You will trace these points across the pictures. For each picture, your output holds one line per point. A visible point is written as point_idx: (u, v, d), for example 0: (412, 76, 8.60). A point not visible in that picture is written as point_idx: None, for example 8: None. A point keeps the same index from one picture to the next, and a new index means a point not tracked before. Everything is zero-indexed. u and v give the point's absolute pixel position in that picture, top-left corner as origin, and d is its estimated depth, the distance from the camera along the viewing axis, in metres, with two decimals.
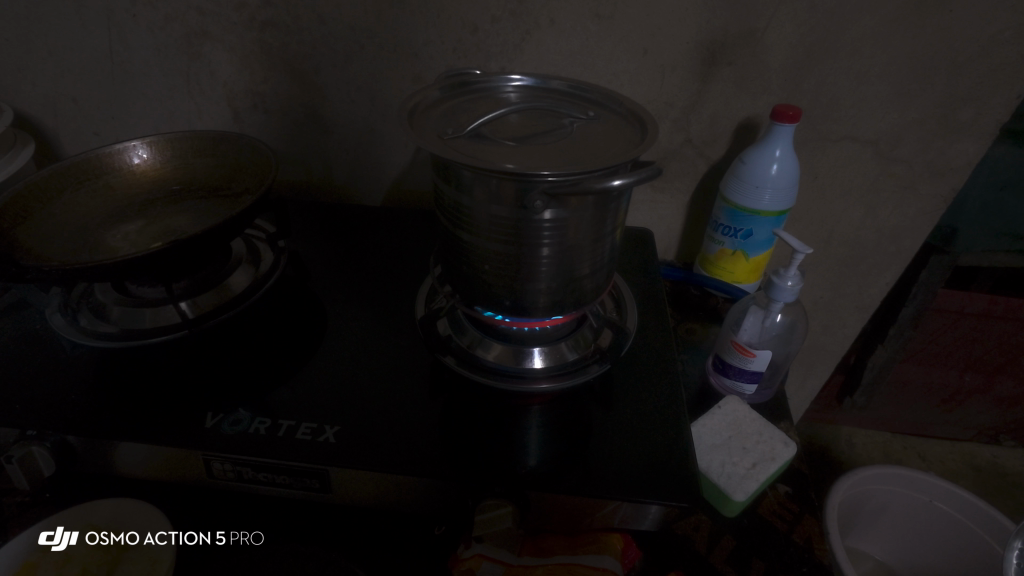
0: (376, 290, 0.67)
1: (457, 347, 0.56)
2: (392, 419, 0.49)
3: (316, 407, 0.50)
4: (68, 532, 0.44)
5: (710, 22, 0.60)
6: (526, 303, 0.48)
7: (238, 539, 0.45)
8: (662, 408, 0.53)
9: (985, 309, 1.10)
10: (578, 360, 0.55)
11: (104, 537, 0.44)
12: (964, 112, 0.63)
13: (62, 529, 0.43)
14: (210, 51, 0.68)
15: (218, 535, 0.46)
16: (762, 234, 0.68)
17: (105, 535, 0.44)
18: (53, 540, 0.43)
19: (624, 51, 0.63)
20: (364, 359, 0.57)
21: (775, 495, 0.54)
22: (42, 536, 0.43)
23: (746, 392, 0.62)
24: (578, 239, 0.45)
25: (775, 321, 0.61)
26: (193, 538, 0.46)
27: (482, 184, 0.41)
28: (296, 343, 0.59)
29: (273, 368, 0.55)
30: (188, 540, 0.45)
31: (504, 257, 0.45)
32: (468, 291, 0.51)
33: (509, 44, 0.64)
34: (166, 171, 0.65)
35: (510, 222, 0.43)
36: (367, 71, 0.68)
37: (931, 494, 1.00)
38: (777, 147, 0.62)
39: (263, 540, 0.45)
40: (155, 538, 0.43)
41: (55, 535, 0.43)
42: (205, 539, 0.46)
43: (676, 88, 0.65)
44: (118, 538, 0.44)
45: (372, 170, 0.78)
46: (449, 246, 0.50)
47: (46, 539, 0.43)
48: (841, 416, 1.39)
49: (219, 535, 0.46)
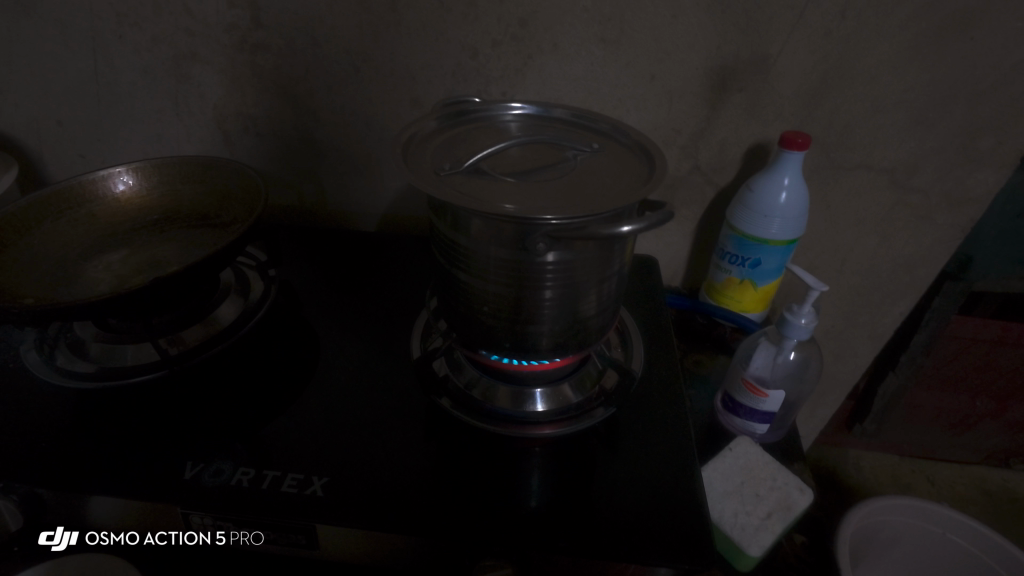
0: (371, 322, 0.64)
1: (454, 388, 0.54)
2: (388, 466, 0.47)
3: (305, 451, 0.48)
4: (67, 533, 0.45)
5: (719, 48, 0.58)
6: (527, 345, 0.46)
7: (238, 539, 0.43)
8: (672, 454, 0.50)
9: (999, 335, 1.07)
10: (583, 402, 0.53)
11: (104, 538, 0.45)
12: (985, 141, 0.60)
13: (61, 530, 0.45)
14: (200, 73, 0.66)
15: (217, 534, 0.43)
16: (771, 263, 0.65)
17: (104, 535, 0.45)
18: (53, 540, 0.45)
19: (630, 76, 0.61)
20: (356, 399, 0.54)
21: (791, 547, 0.51)
22: (41, 537, 0.45)
23: (757, 432, 0.58)
24: (582, 281, 0.43)
25: (788, 358, 0.57)
26: (193, 538, 0.44)
27: (481, 225, 0.39)
28: (284, 379, 0.56)
29: (260, 408, 0.52)
30: (188, 539, 0.44)
31: (503, 298, 0.43)
32: (467, 332, 0.48)
33: (510, 68, 0.62)
34: (152, 198, 0.62)
35: (511, 265, 0.40)
36: (363, 94, 0.66)
37: (945, 526, 0.97)
38: (785, 174, 0.60)
39: (262, 540, 0.43)
40: (156, 538, 0.45)
41: (55, 535, 0.45)
42: (205, 539, 0.43)
43: (684, 114, 0.63)
44: (118, 538, 0.45)
45: (368, 194, 0.76)
46: (445, 284, 0.47)
47: (46, 539, 0.45)
48: (848, 439, 1.36)
49: (218, 536, 0.43)
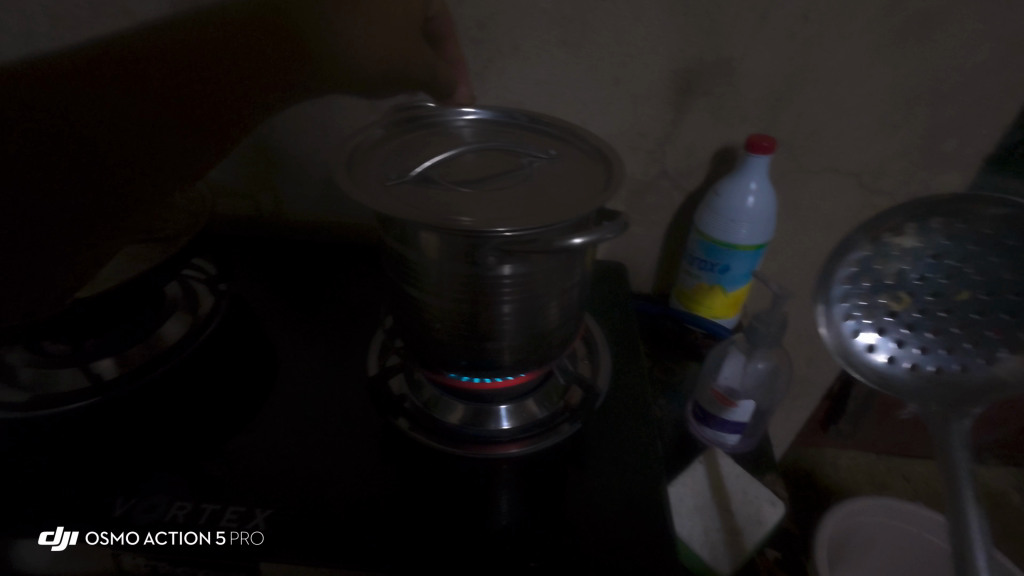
0: (329, 337, 0.61)
1: (412, 408, 0.51)
2: (341, 494, 0.44)
3: (251, 480, 0.45)
4: (67, 532, 0.40)
5: (684, 51, 0.56)
6: (486, 361, 0.44)
7: (237, 539, 0.40)
8: (639, 469, 0.48)
9: None
10: (548, 419, 0.51)
11: (104, 538, 0.39)
12: (948, 143, 0.60)
13: (61, 530, 0.40)
14: None
15: (218, 535, 0.40)
16: (740, 269, 0.64)
17: (106, 535, 0.39)
18: (53, 541, 0.39)
19: (593, 80, 0.59)
20: (309, 421, 0.51)
21: (765, 563, 0.48)
22: (42, 536, 0.40)
23: (728, 442, 0.57)
24: (541, 294, 0.41)
25: (758, 368, 0.56)
26: (192, 538, 0.39)
27: (430, 239, 0.37)
28: (233, 400, 0.53)
29: (205, 432, 0.49)
30: (187, 540, 0.39)
31: (458, 314, 0.41)
32: (423, 349, 0.46)
33: (470, 72, 0.60)
34: None
35: (465, 279, 0.38)
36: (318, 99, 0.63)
37: (919, 525, 0.97)
38: (752, 179, 0.59)
39: (263, 540, 0.40)
40: (155, 538, 0.39)
41: (55, 535, 0.39)
42: (204, 540, 0.39)
43: (649, 118, 0.61)
44: (117, 538, 0.39)
45: (328, 203, 0.73)
46: (397, 300, 0.45)
47: (45, 540, 0.39)
48: (825, 440, 1.36)
49: (219, 535, 0.40)
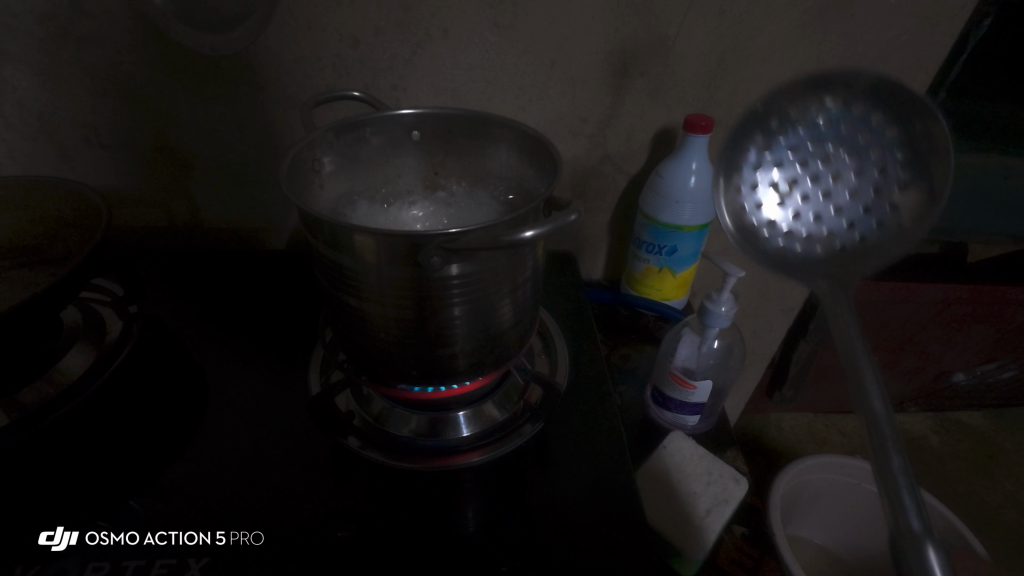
0: (265, 354, 0.56)
1: (363, 425, 0.48)
2: (287, 530, 0.40)
3: (184, 525, 0.40)
4: (68, 531, 0.39)
5: (618, 31, 0.55)
6: (437, 368, 0.41)
7: (237, 539, 0.39)
8: (605, 461, 0.47)
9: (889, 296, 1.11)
10: (509, 420, 0.49)
11: (104, 537, 0.39)
12: None
13: (62, 529, 0.39)
14: (12, 73, 0.54)
15: (218, 535, 0.40)
16: (687, 249, 0.64)
17: (105, 534, 0.39)
18: (53, 540, 0.39)
19: (529, 64, 0.57)
20: (248, 451, 0.46)
21: (731, 539, 0.49)
22: (42, 537, 0.39)
23: (688, 423, 0.57)
24: (492, 292, 0.38)
25: (713, 347, 0.57)
26: (193, 538, 0.39)
27: (365, 242, 0.33)
28: (155, 434, 0.47)
29: (122, 477, 0.44)
30: (187, 540, 0.39)
31: (404, 321, 0.38)
32: (369, 362, 0.42)
33: (399, 58, 0.56)
34: None
35: (408, 284, 0.35)
36: (228, 92, 0.57)
37: (858, 476, 1.03)
38: (692, 159, 0.59)
39: (264, 540, 0.39)
40: (155, 538, 0.39)
41: (55, 535, 0.39)
42: (204, 540, 0.39)
43: (588, 102, 0.60)
44: (118, 538, 0.39)
45: (252, 208, 0.67)
46: (335, 310, 0.41)
47: (46, 540, 0.39)
48: (770, 405, 1.43)
49: (218, 535, 0.40)
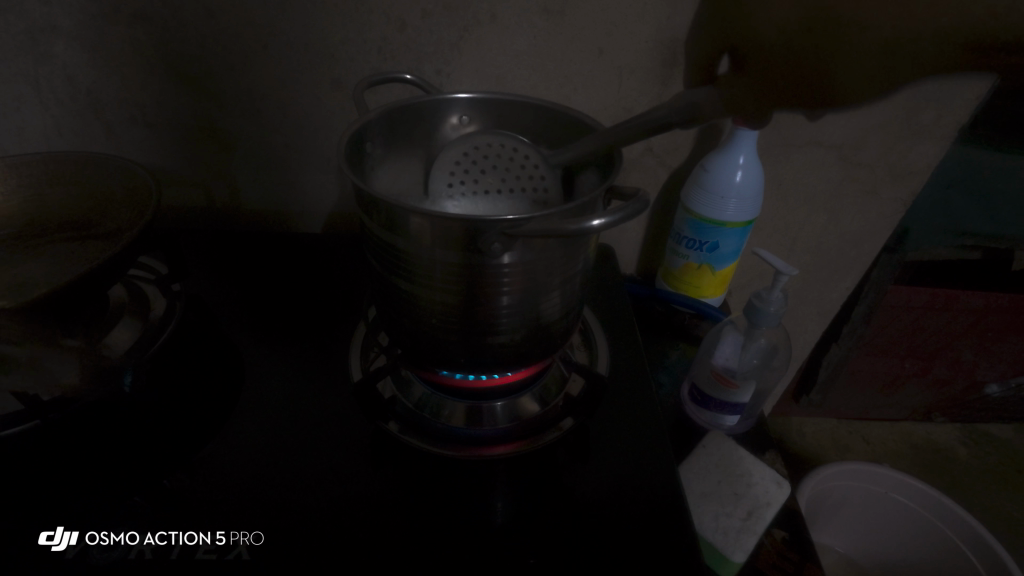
0: (301, 337, 0.56)
1: (403, 411, 0.48)
2: (334, 512, 0.40)
3: (228, 502, 0.41)
4: (68, 531, 0.38)
5: (671, 20, 0.54)
6: (485, 358, 0.40)
7: (238, 540, 0.38)
8: (647, 456, 0.46)
9: (927, 302, 1.08)
10: (548, 413, 0.49)
11: (105, 536, 0.38)
12: (926, 114, 0.60)
13: (62, 528, 0.38)
14: (62, 50, 0.55)
15: (218, 535, 0.38)
16: (729, 246, 0.62)
17: (106, 534, 0.38)
18: (53, 540, 0.37)
19: (577, 51, 0.56)
20: (289, 431, 0.46)
21: (772, 542, 0.48)
22: (42, 537, 0.38)
23: (727, 423, 0.56)
24: (543, 281, 0.37)
25: (756, 346, 0.56)
26: (193, 538, 0.38)
27: (421, 226, 0.33)
28: (198, 411, 0.48)
29: (166, 451, 0.44)
30: (187, 540, 0.38)
31: (455, 309, 0.37)
32: (415, 348, 0.42)
33: (445, 43, 0.55)
34: (12, 205, 0.52)
35: (461, 271, 0.35)
36: (272, 74, 0.57)
37: (886, 485, 1.01)
38: (740, 153, 0.57)
39: (264, 540, 0.38)
40: (155, 538, 0.38)
41: (55, 534, 0.38)
42: (205, 539, 0.38)
43: (634, 92, 0.59)
44: (118, 538, 0.38)
45: (291, 192, 0.67)
46: (383, 293, 0.41)
47: (46, 540, 0.38)
48: (793, 409, 1.41)
49: (219, 535, 0.38)
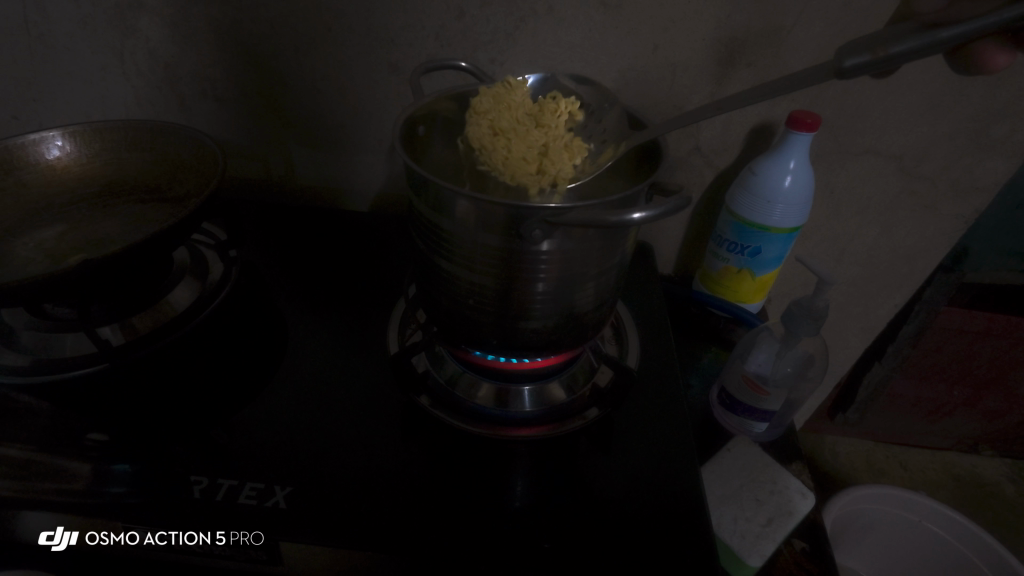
0: (343, 309, 0.59)
1: (435, 386, 0.50)
2: (364, 474, 0.43)
3: (269, 453, 0.43)
4: (68, 532, 0.38)
5: (729, 18, 0.53)
6: (517, 341, 0.42)
7: (237, 539, 0.37)
8: (670, 452, 0.47)
9: (984, 327, 1.02)
10: (575, 401, 0.50)
11: (104, 537, 0.38)
12: (998, 128, 0.57)
13: (62, 529, 0.38)
14: (146, 24, 0.59)
15: (218, 535, 0.37)
16: (772, 252, 0.61)
17: (105, 534, 0.38)
18: (53, 540, 0.38)
19: (630, 46, 0.56)
20: (328, 395, 0.49)
21: (790, 552, 0.48)
22: (42, 536, 0.38)
23: (755, 430, 0.56)
24: (580, 270, 0.38)
25: (792, 357, 0.55)
26: (193, 538, 0.38)
27: (466, 208, 0.34)
28: (245, 367, 0.51)
29: (216, 403, 0.47)
30: (187, 540, 0.38)
31: (493, 291, 0.39)
32: (450, 326, 0.43)
33: (500, 32, 0.56)
34: (94, 166, 0.57)
35: (501, 254, 0.36)
36: (333, 55, 0.59)
37: (920, 514, 0.98)
38: (791, 158, 0.56)
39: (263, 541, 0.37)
40: (155, 538, 0.38)
41: (55, 535, 0.38)
42: (204, 539, 0.37)
43: (685, 90, 0.58)
44: (118, 538, 0.38)
45: (343, 171, 0.70)
46: (425, 270, 0.42)
47: (46, 539, 0.38)
48: (827, 427, 1.36)
49: (218, 535, 0.37)
